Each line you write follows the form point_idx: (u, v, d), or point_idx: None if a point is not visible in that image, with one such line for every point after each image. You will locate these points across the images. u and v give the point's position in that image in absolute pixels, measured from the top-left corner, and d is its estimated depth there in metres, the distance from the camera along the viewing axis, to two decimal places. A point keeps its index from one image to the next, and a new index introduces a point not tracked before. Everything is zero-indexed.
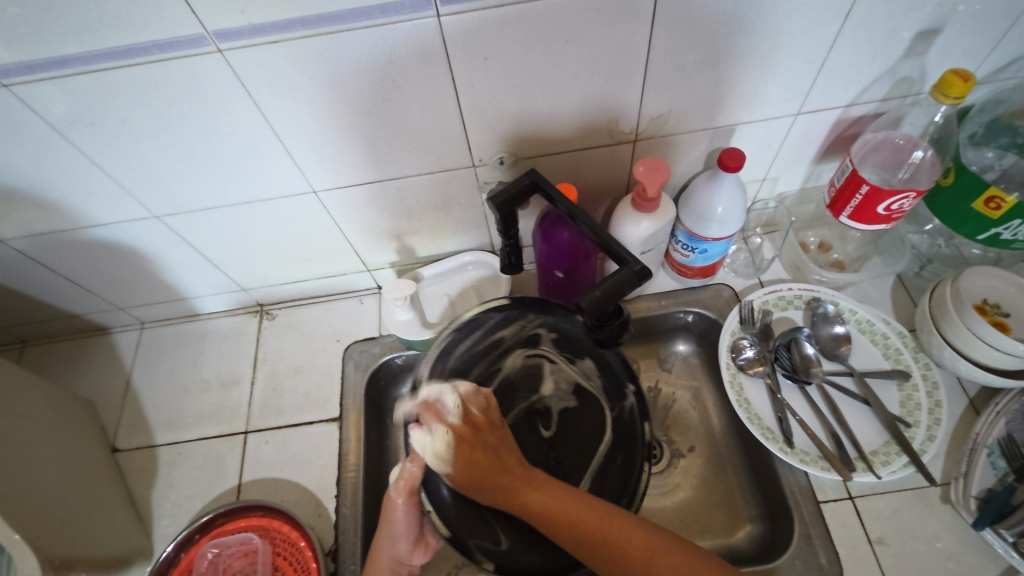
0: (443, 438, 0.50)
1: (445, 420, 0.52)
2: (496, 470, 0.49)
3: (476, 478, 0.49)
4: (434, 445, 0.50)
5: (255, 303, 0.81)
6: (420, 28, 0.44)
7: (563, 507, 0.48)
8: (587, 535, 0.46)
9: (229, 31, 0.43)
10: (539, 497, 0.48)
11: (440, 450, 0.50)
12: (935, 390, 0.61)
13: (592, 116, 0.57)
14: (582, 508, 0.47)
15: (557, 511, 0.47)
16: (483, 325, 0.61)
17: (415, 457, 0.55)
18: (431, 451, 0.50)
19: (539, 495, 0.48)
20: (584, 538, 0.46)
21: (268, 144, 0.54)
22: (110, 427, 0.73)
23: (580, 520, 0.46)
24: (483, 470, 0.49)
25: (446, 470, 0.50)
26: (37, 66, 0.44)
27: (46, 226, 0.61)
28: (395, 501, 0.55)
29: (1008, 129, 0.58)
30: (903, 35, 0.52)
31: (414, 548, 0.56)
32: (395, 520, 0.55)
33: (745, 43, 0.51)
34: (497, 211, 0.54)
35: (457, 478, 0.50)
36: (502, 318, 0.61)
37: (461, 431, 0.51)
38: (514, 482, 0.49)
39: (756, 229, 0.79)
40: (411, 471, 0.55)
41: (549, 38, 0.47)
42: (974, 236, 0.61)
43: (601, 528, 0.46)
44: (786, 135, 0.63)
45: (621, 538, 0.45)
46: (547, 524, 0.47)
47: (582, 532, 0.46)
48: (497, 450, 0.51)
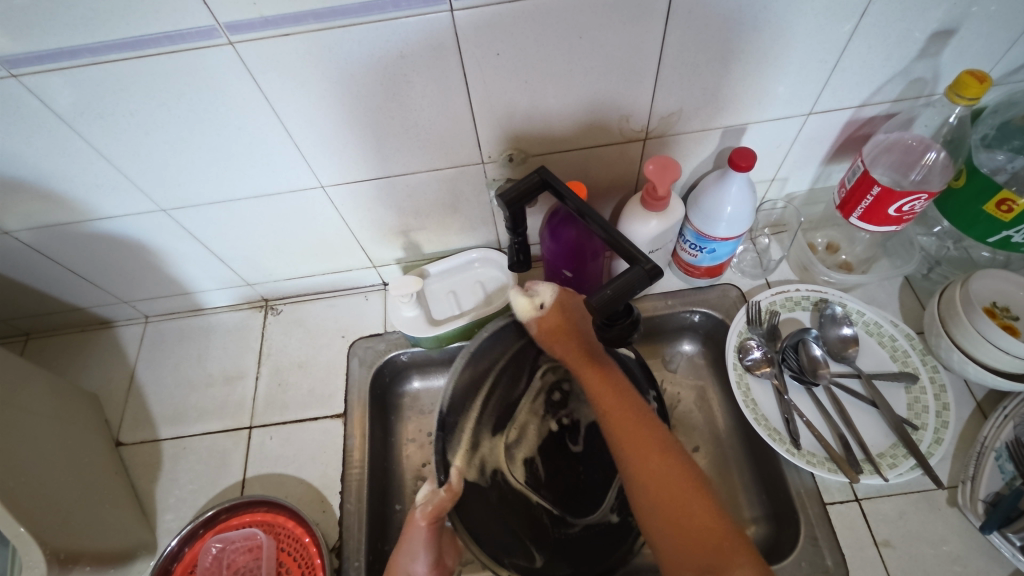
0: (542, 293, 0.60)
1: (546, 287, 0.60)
2: (573, 334, 0.59)
3: (553, 335, 0.60)
4: (522, 303, 0.60)
5: (260, 298, 0.81)
6: (432, 23, 0.44)
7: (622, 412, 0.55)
8: (638, 449, 0.52)
9: (241, 24, 0.42)
10: (610, 398, 0.56)
11: (529, 309, 0.60)
12: (942, 393, 0.61)
13: (602, 114, 0.56)
14: (638, 424, 0.54)
15: (619, 418, 0.54)
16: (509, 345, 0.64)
17: (450, 489, 0.57)
18: (524, 301, 0.60)
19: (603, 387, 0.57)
20: (638, 460, 0.52)
21: (278, 138, 0.54)
22: (114, 421, 0.73)
23: (645, 438, 0.52)
24: (557, 349, 0.59)
25: (532, 320, 0.60)
26: (47, 57, 0.43)
27: (53, 218, 0.61)
28: (418, 524, 0.56)
29: (1020, 131, 0.58)
30: (916, 35, 0.52)
31: (431, 574, 0.56)
32: (417, 543, 0.56)
33: (758, 41, 0.50)
34: (506, 208, 0.53)
35: (542, 327, 0.60)
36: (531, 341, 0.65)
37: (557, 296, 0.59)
38: (576, 348, 0.59)
39: (764, 230, 0.78)
40: (440, 499, 0.56)
41: (562, 34, 0.47)
42: (984, 238, 0.61)
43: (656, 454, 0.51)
44: (797, 135, 0.63)
45: (664, 476, 0.50)
46: (613, 422, 0.55)
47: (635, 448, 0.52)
48: (570, 321, 0.59)
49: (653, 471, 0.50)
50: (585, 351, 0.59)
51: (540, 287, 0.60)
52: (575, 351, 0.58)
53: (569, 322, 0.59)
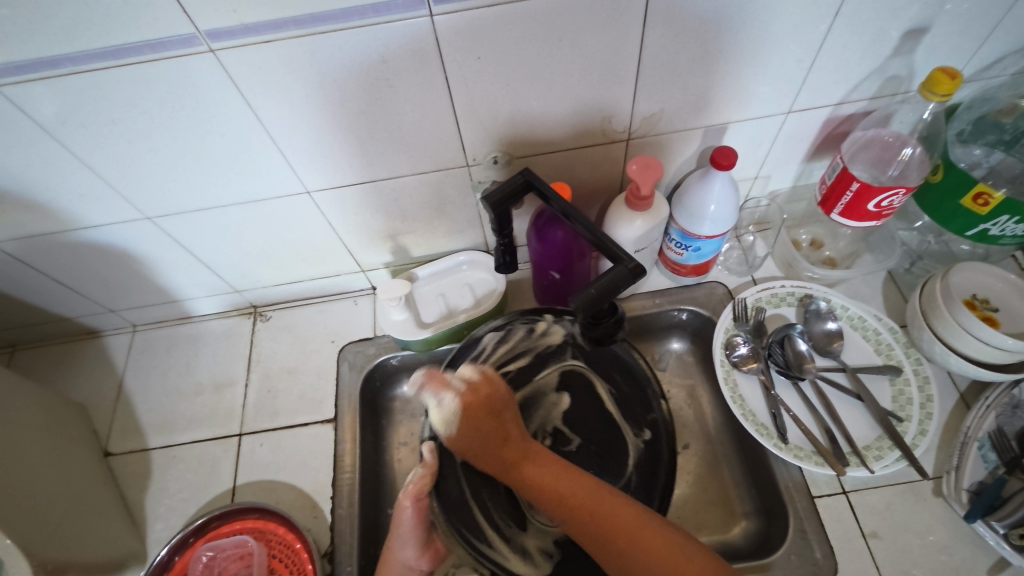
0: (450, 405, 0.58)
1: (451, 388, 0.59)
2: (501, 432, 0.57)
3: (472, 431, 0.57)
4: (434, 410, 0.58)
5: (248, 305, 0.80)
6: (413, 28, 0.44)
7: (561, 481, 0.54)
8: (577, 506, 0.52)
9: (221, 31, 0.42)
10: (550, 478, 0.54)
11: (444, 422, 0.58)
12: (926, 385, 0.62)
13: (586, 116, 0.57)
14: (574, 484, 0.54)
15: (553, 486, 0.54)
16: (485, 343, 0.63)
17: (426, 464, 0.58)
18: (437, 416, 0.58)
19: (538, 468, 0.55)
20: (589, 518, 0.51)
21: (262, 144, 0.54)
22: (102, 431, 0.73)
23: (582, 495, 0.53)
24: (483, 429, 0.57)
25: (450, 434, 0.58)
26: (26, 66, 0.43)
27: (38, 228, 0.61)
28: (403, 506, 0.58)
29: (995, 126, 0.60)
30: (891, 34, 0.53)
31: (423, 555, 0.58)
32: (402, 524, 0.58)
33: (736, 42, 0.51)
34: (491, 210, 0.54)
35: (459, 441, 0.58)
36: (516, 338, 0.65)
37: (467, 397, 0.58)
38: (517, 449, 0.57)
39: (749, 228, 0.79)
40: (421, 475, 0.58)
41: (541, 37, 0.47)
42: (963, 232, 0.62)
43: (610, 518, 0.50)
44: (778, 133, 0.64)
45: (610, 518, 0.51)
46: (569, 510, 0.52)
47: (580, 513, 0.52)
48: (500, 417, 0.58)
49: (609, 526, 0.50)
50: (512, 445, 0.57)
51: (443, 393, 0.58)
52: (503, 451, 0.56)
53: (484, 425, 0.57)
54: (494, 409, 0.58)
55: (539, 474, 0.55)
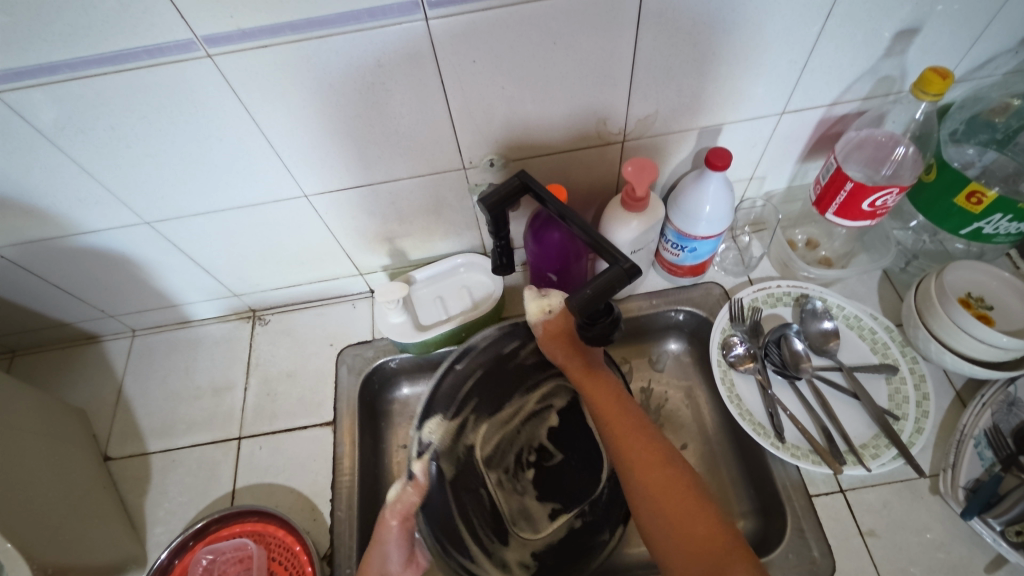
0: (553, 300, 0.62)
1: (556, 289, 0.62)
2: (571, 342, 0.61)
3: (557, 346, 0.62)
4: (534, 310, 0.62)
5: (247, 308, 0.81)
6: (409, 32, 0.45)
7: (625, 426, 0.55)
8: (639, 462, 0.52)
9: (219, 37, 0.43)
10: (619, 417, 0.56)
11: (540, 312, 0.62)
12: (922, 383, 0.62)
13: (581, 119, 0.57)
14: (638, 431, 0.54)
15: (606, 410, 0.57)
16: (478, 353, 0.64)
17: (417, 483, 0.59)
18: (536, 303, 0.62)
19: (602, 387, 0.59)
20: (621, 448, 0.53)
21: (260, 148, 0.54)
22: (102, 435, 0.73)
23: (643, 454, 0.52)
24: (560, 334, 0.61)
25: (541, 322, 0.63)
26: (26, 73, 0.44)
27: (37, 233, 0.61)
28: (390, 523, 0.57)
29: (987, 126, 0.61)
30: (883, 34, 0.53)
31: (406, 569, 0.58)
32: (388, 542, 0.56)
33: (729, 44, 0.51)
34: (488, 212, 0.54)
35: (545, 329, 0.62)
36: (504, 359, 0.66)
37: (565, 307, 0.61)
38: (578, 362, 0.60)
39: (745, 228, 0.79)
40: (411, 493, 0.58)
41: (537, 40, 0.48)
42: (957, 231, 0.63)
43: (635, 452, 0.52)
44: (772, 134, 0.64)
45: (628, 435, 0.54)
46: (616, 437, 0.54)
47: (617, 431, 0.55)
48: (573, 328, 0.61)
49: (637, 454, 0.52)
50: (583, 363, 0.60)
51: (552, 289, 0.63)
52: (575, 363, 0.60)
53: (572, 331, 0.61)
54: (569, 333, 0.61)
55: (601, 395, 0.58)
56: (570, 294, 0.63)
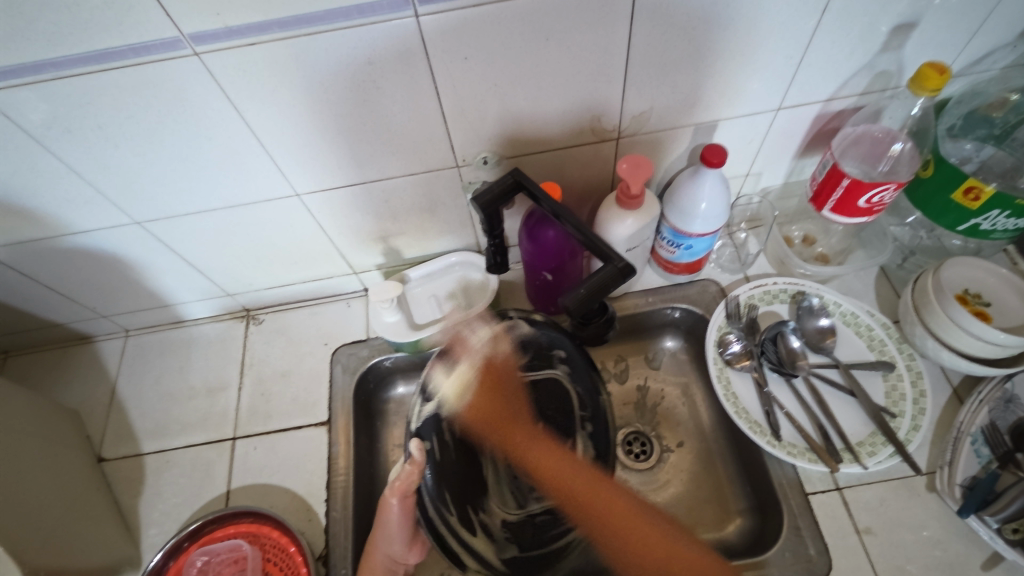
0: (465, 372, 0.61)
1: (473, 353, 0.61)
2: (509, 422, 0.62)
3: (488, 427, 0.62)
4: (446, 385, 0.60)
5: (241, 308, 0.80)
6: (399, 28, 0.44)
7: (561, 467, 0.61)
8: (582, 501, 0.59)
9: (205, 34, 0.42)
10: (551, 463, 0.61)
11: (458, 392, 0.60)
12: (919, 380, 0.62)
13: (575, 115, 0.57)
14: (573, 472, 0.60)
15: (547, 467, 0.61)
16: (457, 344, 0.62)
17: (415, 460, 0.56)
18: (450, 386, 0.60)
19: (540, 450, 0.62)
20: (578, 502, 0.59)
21: (251, 147, 0.53)
22: (95, 437, 0.72)
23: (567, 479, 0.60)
24: (492, 416, 0.61)
25: (461, 408, 0.60)
26: (10, 72, 0.43)
27: (27, 234, 0.60)
28: (390, 503, 0.55)
29: (985, 121, 0.60)
30: (880, 29, 0.53)
31: (409, 548, 0.58)
32: (390, 523, 0.56)
33: (725, 39, 0.51)
34: (481, 210, 0.54)
35: (473, 412, 0.61)
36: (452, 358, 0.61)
37: (484, 369, 0.61)
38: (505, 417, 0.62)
39: (741, 225, 0.79)
40: (409, 473, 0.55)
41: (529, 37, 0.47)
42: (954, 227, 0.62)
43: (587, 499, 0.59)
44: (768, 130, 0.64)
45: (568, 479, 0.60)
46: (572, 511, 0.59)
47: (557, 480, 0.61)
48: (505, 389, 0.61)
49: (585, 504, 0.59)
50: (508, 416, 0.62)
51: (460, 359, 0.61)
52: (502, 418, 0.62)
53: (505, 405, 0.61)
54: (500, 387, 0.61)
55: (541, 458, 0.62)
56: (502, 340, 0.62)
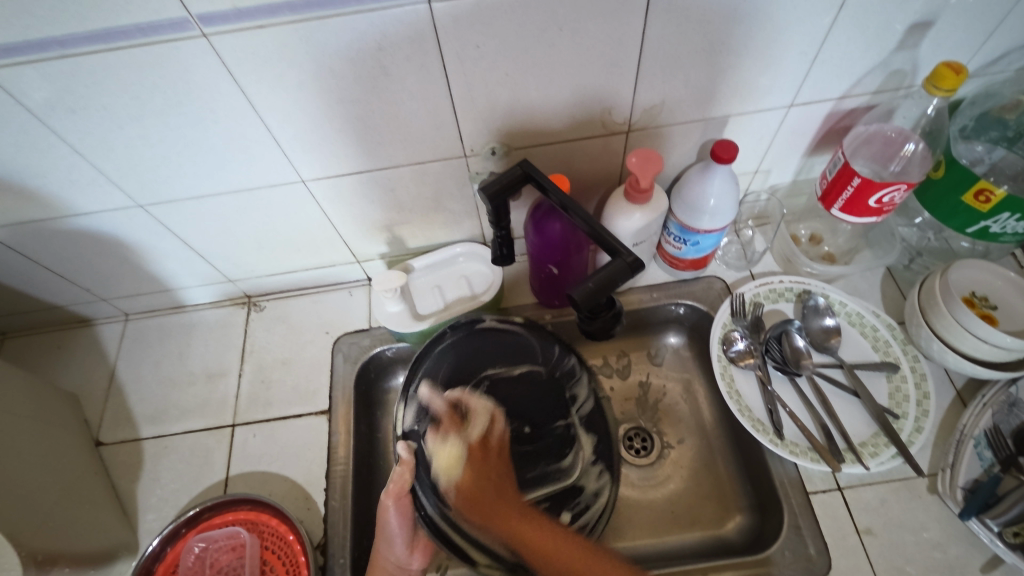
0: (454, 449, 0.56)
1: (462, 434, 0.57)
2: (497, 491, 0.56)
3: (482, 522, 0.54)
4: (441, 459, 0.56)
5: (242, 294, 0.80)
6: (410, 14, 0.43)
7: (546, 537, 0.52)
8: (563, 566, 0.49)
9: (214, 15, 0.41)
10: (531, 529, 0.53)
11: (449, 464, 0.56)
12: (923, 382, 0.62)
13: (586, 107, 0.56)
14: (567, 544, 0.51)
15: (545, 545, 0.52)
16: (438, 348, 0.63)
17: (405, 460, 0.56)
18: (443, 463, 0.56)
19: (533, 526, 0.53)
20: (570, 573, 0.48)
21: (256, 132, 0.53)
22: (93, 421, 0.72)
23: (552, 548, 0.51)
24: (488, 503, 0.55)
25: (450, 487, 0.55)
26: (13, 49, 0.42)
27: (28, 215, 0.59)
28: (388, 506, 0.55)
29: (998, 123, 0.59)
30: (897, 27, 0.52)
31: (413, 552, 0.57)
32: (390, 525, 0.56)
33: (739, 33, 0.50)
34: (488, 202, 0.53)
35: (462, 491, 0.55)
36: (429, 366, 0.62)
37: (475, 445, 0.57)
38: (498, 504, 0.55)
39: (748, 222, 0.78)
40: (399, 474, 0.56)
41: (542, 26, 0.46)
42: (963, 229, 0.62)
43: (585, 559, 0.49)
44: (780, 127, 0.63)
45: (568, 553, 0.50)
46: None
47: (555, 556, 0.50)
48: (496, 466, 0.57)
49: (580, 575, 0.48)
50: (511, 501, 0.55)
51: (451, 433, 0.57)
52: (500, 501, 0.55)
53: (495, 484, 0.56)
54: (483, 458, 0.57)
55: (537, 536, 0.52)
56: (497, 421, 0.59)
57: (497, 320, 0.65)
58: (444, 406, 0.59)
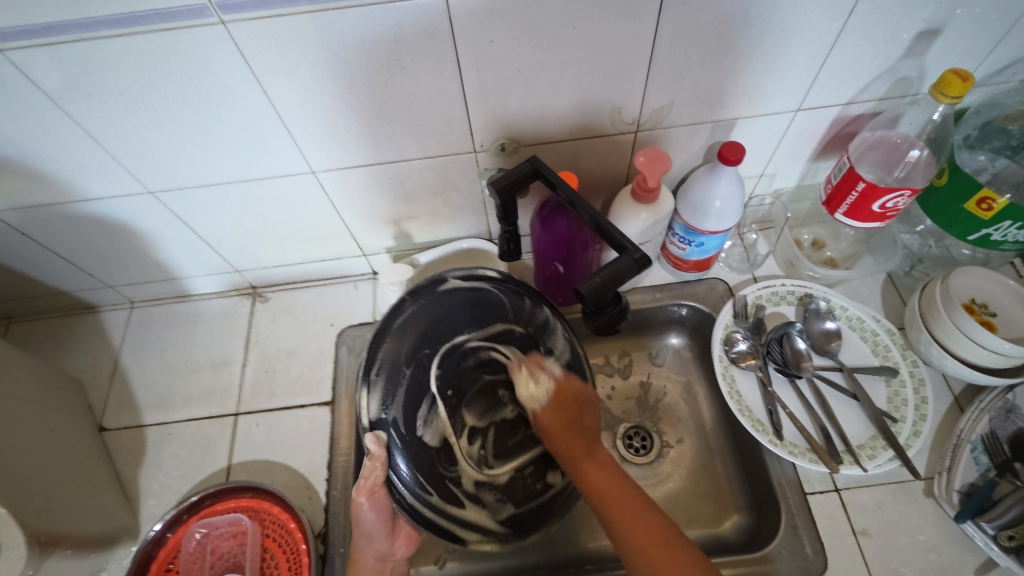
0: (546, 385, 0.56)
1: (551, 372, 0.57)
2: (575, 424, 0.55)
3: (556, 438, 0.55)
4: (525, 388, 0.57)
5: (248, 285, 0.80)
6: (428, 7, 0.44)
7: (605, 479, 0.52)
8: (619, 514, 0.49)
9: (233, 3, 0.42)
10: (593, 470, 0.52)
11: (528, 397, 0.56)
12: (921, 387, 0.63)
13: (596, 106, 0.57)
14: (623, 489, 0.51)
15: (604, 484, 0.51)
16: (399, 316, 0.58)
17: (375, 456, 0.53)
18: (528, 392, 0.56)
19: (595, 467, 0.53)
20: (617, 519, 0.49)
21: (270, 121, 0.53)
22: (97, 406, 0.72)
23: (617, 498, 0.50)
24: (563, 433, 0.54)
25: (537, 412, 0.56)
26: (34, 31, 0.43)
27: (39, 198, 0.60)
28: (360, 503, 0.54)
29: (1001, 132, 0.60)
30: (904, 35, 0.53)
31: (395, 541, 0.57)
32: (365, 522, 0.54)
33: (750, 36, 0.51)
34: (498, 196, 0.54)
35: (544, 422, 0.56)
36: (389, 341, 0.57)
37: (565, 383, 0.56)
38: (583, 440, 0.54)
39: (751, 226, 0.79)
40: (371, 469, 0.53)
41: (556, 23, 0.47)
42: (965, 236, 0.63)
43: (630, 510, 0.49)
44: (786, 131, 0.64)
45: (623, 499, 0.50)
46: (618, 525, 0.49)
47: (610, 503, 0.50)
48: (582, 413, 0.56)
49: (629, 525, 0.48)
50: (581, 437, 0.54)
51: (541, 373, 0.56)
52: (571, 438, 0.54)
53: (575, 420, 0.55)
54: (575, 404, 0.56)
55: (595, 476, 0.52)
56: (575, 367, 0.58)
57: (461, 277, 0.60)
58: (409, 388, 0.56)
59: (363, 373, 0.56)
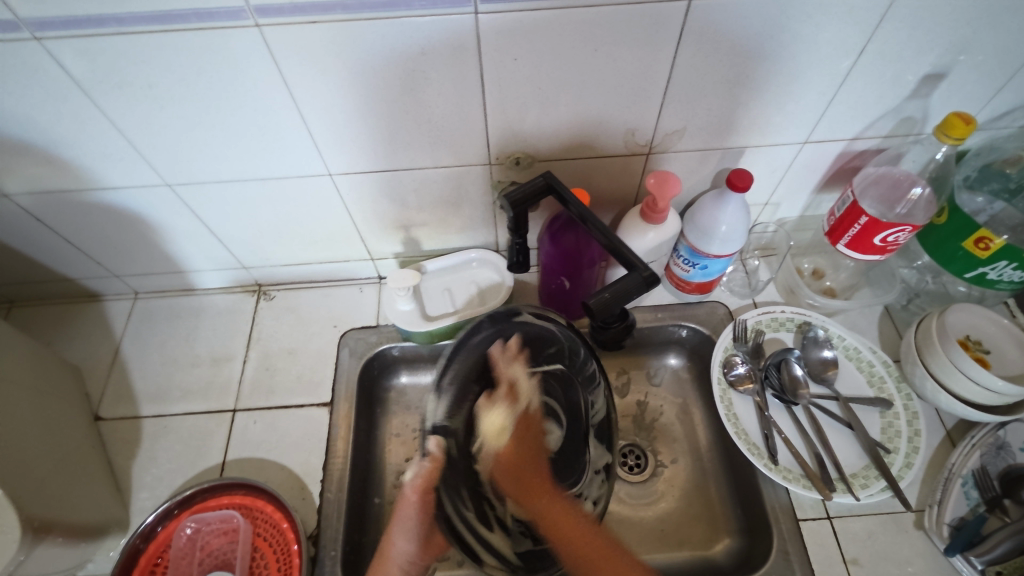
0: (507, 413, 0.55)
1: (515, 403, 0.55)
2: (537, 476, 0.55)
3: (512, 473, 0.55)
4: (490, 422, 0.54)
5: (254, 282, 0.81)
6: (457, 23, 0.45)
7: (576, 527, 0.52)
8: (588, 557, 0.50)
9: (269, 7, 0.43)
10: (559, 511, 0.53)
11: (495, 432, 0.54)
12: (915, 420, 0.64)
13: (611, 128, 0.58)
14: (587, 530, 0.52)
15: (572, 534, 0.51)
16: (478, 335, 0.56)
17: (434, 457, 0.53)
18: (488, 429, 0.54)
19: (557, 506, 0.54)
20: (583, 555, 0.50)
21: (292, 123, 0.54)
22: (94, 395, 0.72)
23: (583, 538, 0.51)
24: (520, 467, 0.55)
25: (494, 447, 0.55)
26: (73, 22, 0.44)
27: (57, 184, 0.60)
28: (410, 499, 0.55)
29: (999, 175, 0.62)
30: (910, 77, 0.55)
31: (423, 551, 0.57)
32: (408, 518, 0.55)
33: (764, 70, 0.53)
34: (511, 209, 0.55)
35: (498, 458, 0.55)
36: (462, 358, 0.55)
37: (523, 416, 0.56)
38: (534, 478, 0.55)
39: (754, 253, 0.81)
40: (427, 470, 0.54)
41: (578, 45, 0.48)
42: (961, 273, 0.65)
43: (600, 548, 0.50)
44: (792, 162, 0.66)
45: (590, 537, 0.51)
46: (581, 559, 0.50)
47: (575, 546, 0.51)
48: (534, 460, 0.56)
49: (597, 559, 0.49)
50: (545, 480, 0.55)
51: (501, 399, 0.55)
52: (532, 479, 0.55)
53: (530, 457, 0.56)
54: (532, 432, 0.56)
55: (559, 514, 0.53)
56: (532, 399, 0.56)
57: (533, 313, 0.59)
58: (474, 406, 0.54)
59: (437, 376, 0.55)
